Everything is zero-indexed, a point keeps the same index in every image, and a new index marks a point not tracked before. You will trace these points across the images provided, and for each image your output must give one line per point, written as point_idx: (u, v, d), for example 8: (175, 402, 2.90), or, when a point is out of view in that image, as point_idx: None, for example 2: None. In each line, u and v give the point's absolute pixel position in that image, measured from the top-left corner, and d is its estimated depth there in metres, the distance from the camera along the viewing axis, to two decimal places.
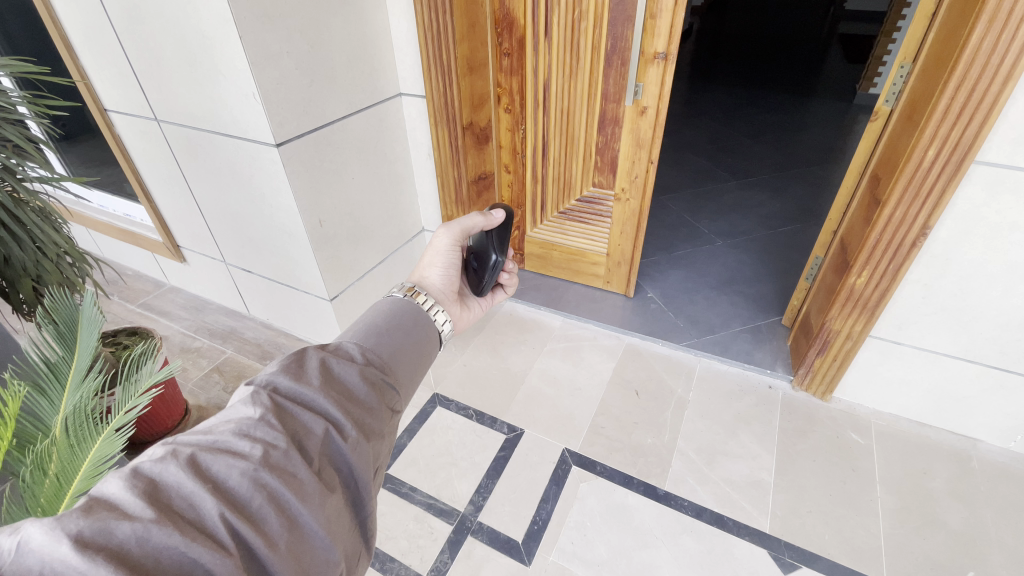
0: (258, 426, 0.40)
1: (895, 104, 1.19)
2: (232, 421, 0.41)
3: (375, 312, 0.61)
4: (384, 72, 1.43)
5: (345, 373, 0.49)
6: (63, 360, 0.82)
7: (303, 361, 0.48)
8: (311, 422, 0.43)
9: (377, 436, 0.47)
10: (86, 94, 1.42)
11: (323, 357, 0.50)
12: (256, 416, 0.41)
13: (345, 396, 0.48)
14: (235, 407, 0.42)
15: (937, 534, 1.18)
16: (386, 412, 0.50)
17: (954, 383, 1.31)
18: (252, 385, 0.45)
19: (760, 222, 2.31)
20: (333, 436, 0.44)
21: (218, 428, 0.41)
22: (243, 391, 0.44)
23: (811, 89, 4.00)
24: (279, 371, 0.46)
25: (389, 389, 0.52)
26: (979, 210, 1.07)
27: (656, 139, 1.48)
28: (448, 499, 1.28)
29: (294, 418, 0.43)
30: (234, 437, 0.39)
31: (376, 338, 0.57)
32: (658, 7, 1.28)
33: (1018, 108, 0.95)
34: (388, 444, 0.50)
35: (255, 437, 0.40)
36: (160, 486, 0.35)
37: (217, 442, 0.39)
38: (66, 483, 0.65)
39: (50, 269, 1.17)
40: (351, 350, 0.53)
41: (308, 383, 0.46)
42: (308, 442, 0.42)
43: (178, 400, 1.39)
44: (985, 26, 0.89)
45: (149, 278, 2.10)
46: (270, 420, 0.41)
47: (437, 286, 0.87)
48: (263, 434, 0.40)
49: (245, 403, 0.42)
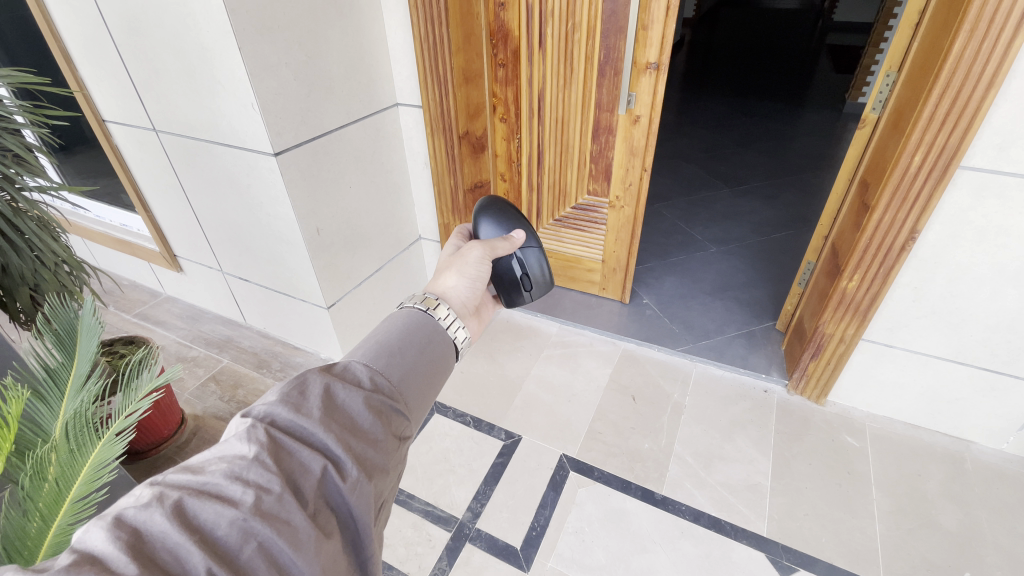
0: (250, 467, 0.40)
1: (882, 111, 1.22)
2: (225, 460, 0.41)
3: (388, 328, 0.61)
4: (381, 82, 1.45)
5: (349, 401, 0.49)
6: (63, 366, 0.83)
7: (305, 389, 0.48)
8: (309, 460, 0.43)
9: (380, 471, 0.47)
10: (85, 105, 1.44)
11: (327, 382, 0.49)
12: (249, 456, 0.41)
13: (347, 427, 0.47)
14: (230, 442, 0.42)
15: (933, 535, 1.19)
16: (391, 441, 0.49)
17: (946, 386, 1.33)
18: (250, 418, 0.44)
19: (753, 229, 2.33)
20: (332, 475, 0.43)
21: (211, 468, 0.40)
22: (239, 425, 0.44)
23: (801, 99, 4.06)
24: (279, 402, 0.46)
25: (395, 415, 0.52)
26: (965, 214, 1.10)
27: (649, 147, 1.50)
28: (445, 506, 1.28)
29: (291, 455, 0.43)
30: (226, 480, 0.39)
31: (387, 358, 0.57)
32: (650, 18, 1.30)
33: (1001, 114, 0.98)
34: (393, 475, 0.49)
35: (247, 480, 0.39)
36: (146, 536, 0.35)
37: (207, 486, 0.38)
38: (65, 488, 0.66)
39: (48, 277, 1.18)
40: (358, 373, 0.53)
41: (308, 415, 0.46)
42: (303, 483, 0.41)
43: (174, 409, 1.39)
44: (967, 36, 0.92)
45: (146, 288, 2.10)
46: (264, 459, 0.41)
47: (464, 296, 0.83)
48: (256, 477, 0.39)
49: (240, 439, 0.42)
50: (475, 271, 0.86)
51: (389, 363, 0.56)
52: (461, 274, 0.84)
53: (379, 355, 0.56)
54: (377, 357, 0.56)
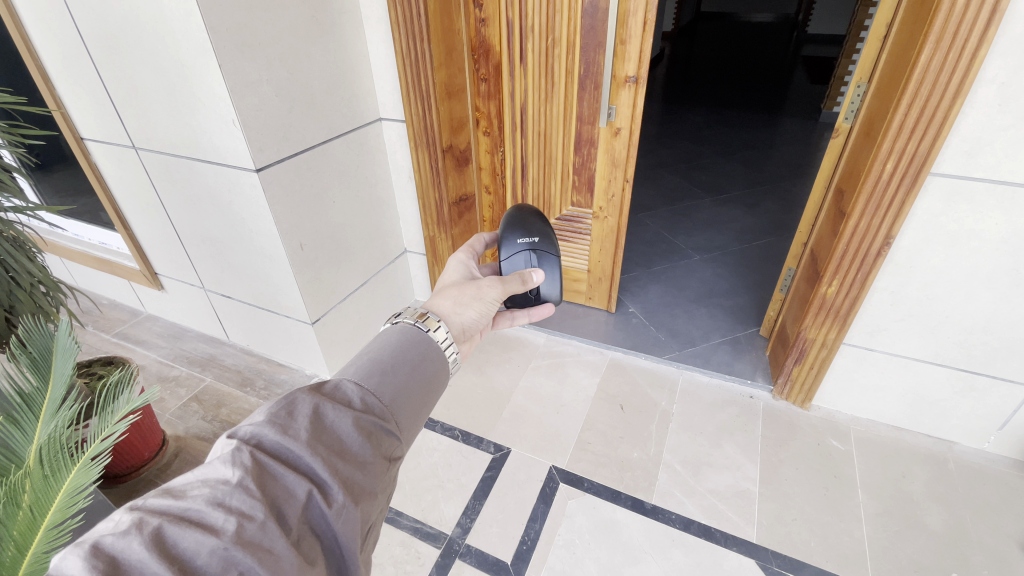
0: (234, 493, 0.39)
1: (854, 121, 1.26)
2: (208, 484, 0.40)
3: (382, 344, 0.60)
4: (364, 98, 1.46)
5: (339, 421, 0.48)
6: (37, 391, 0.82)
7: (293, 409, 0.47)
8: (295, 484, 0.42)
9: (368, 494, 0.46)
10: (63, 124, 1.42)
11: (317, 402, 0.49)
12: (233, 481, 0.40)
13: (335, 449, 0.46)
14: (214, 464, 0.41)
15: (919, 536, 1.20)
16: (380, 463, 0.49)
17: (927, 388, 1.35)
18: (236, 440, 0.44)
19: (735, 236, 2.37)
20: (317, 500, 0.42)
21: (193, 493, 0.39)
22: (224, 446, 0.43)
23: (778, 109, 4.16)
24: (266, 423, 0.45)
25: (385, 436, 0.51)
26: (937, 219, 1.13)
27: (631, 158, 1.53)
28: (434, 522, 1.26)
29: (276, 480, 0.42)
30: (208, 507, 0.38)
31: (380, 376, 0.55)
32: (628, 33, 1.34)
33: (968, 122, 1.01)
34: (382, 498, 0.48)
35: (229, 507, 0.38)
36: (122, 565, 0.34)
37: (188, 512, 0.38)
38: (40, 515, 0.64)
39: (23, 298, 1.16)
40: (349, 393, 0.52)
41: (296, 437, 0.45)
42: (287, 509, 0.41)
43: (155, 430, 1.36)
44: (934, 46, 0.95)
45: (125, 307, 2.06)
46: (247, 485, 0.40)
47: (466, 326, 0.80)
48: (238, 504, 0.39)
49: (224, 462, 0.41)
50: (484, 307, 0.82)
51: (382, 381, 0.55)
52: (468, 303, 0.79)
53: (372, 372, 0.55)
54: (370, 374, 0.55)
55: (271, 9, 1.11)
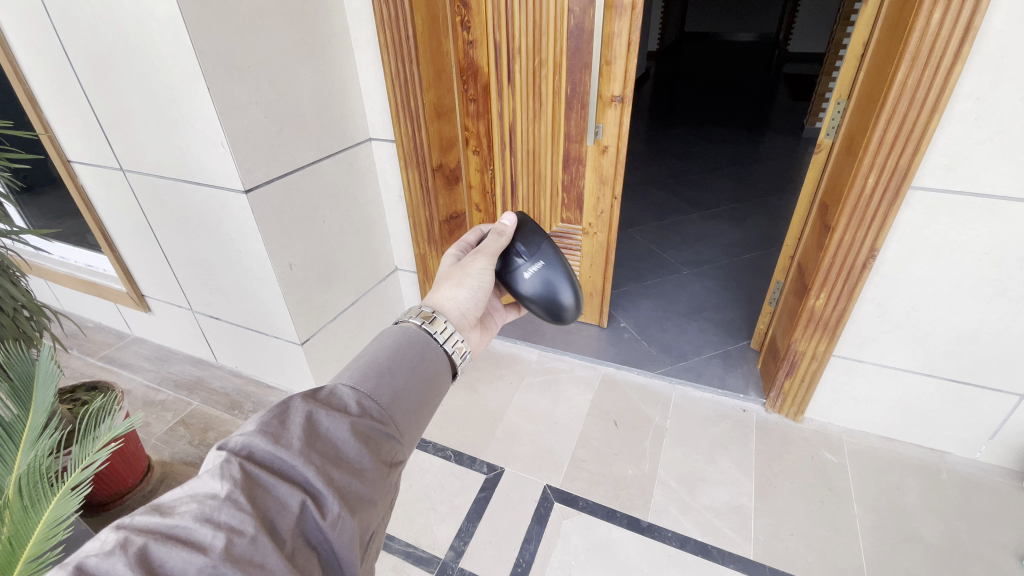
0: (222, 508, 0.38)
1: (835, 136, 1.29)
2: (196, 499, 0.39)
3: (380, 345, 0.58)
4: (353, 119, 1.47)
5: (333, 428, 0.47)
6: (17, 419, 0.80)
7: (286, 417, 0.46)
8: (287, 496, 0.41)
9: (365, 503, 0.45)
10: (50, 147, 1.41)
11: (310, 409, 0.48)
12: (221, 495, 0.39)
13: (330, 457, 0.45)
14: (202, 479, 0.40)
15: (916, 549, 1.20)
16: (379, 471, 0.48)
17: (917, 398, 1.36)
18: (226, 451, 0.43)
19: (724, 250, 2.39)
20: (311, 512, 0.42)
21: (181, 509, 0.39)
22: (214, 458, 0.42)
23: (762, 125, 4.25)
24: (257, 433, 0.44)
25: (383, 441, 0.50)
26: (920, 231, 1.15)
27: (619, 175, 1.55)
28: (427, 546, 1.23)
29: (267, 492, 0.41)
30: (195, 523, 0.37)
31: (377, 379, 0.54)
32: (613, 54, 1.37)
33: (946, 137, 1.04)
34: (382, 506, 0.48)
35: (218, 522, 0.37)
36: None
37: (176, 529, 0.37)
38: (19, 548, 0.62)
39: (6, 323, 1.14)
40: (344, 397, 0.51)
41: (288, 447, 0.44)
42: (280, 522, 0.40)
43: (140, 456, 1.33)
44: (909, 64, 0.98)
45: (111, 330, 2.02)
46: (236, 499, 0.39)
47: (464, 309, 0.81)
48: (227, 519, 0.38)
49: (213, 476, 0.40)
50: (478, 281, 0.82)
51: (379, 384, 0.54)
52: (461, 285, 0.81)
53: (368, 375, 0.54)
54: (367, 378, 0.54)
55: (260, 33, 1.13)
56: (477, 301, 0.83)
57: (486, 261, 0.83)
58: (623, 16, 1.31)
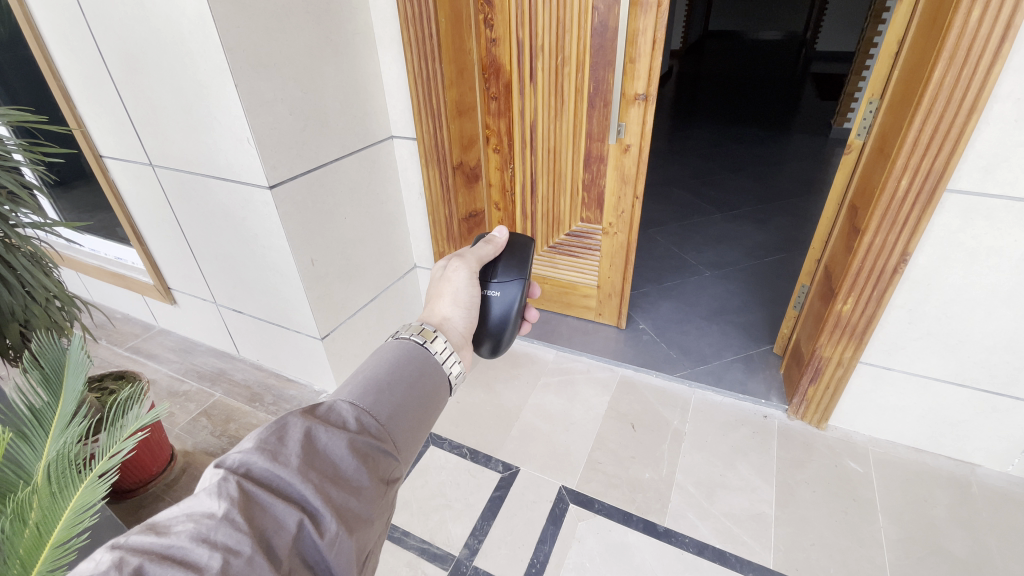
0: (219, 527, 0.38)
1: (867, 137, 1.25)
2: (193, 519, 0.39)
3: (379, 361, 0.58)
4: (376, 116, 1.48)
5: (331, 445, 0.47)
6: (47, 406, 0.83)
7: (284, 434, 0.46)
8: (284, 515, 0.41)
9: (363, 522, 0.45)
10: (83, 142, 1.45)
11: (309, 426, 0.48)
12: (218, 515, 0.39)
13: (328, 475, 0.45)
14: (199, 498, 0.40)
15: (942, 563, 1.16)
16: (377, 489, 0.48)
17: (947, 409, 1.31)
18: (224, 469, 0.43)
19: (745, 253, 2.35)
20: (308, 530, 0.42)
21: (177, 528, 0.38)
22: (211, 476, 0.42)
23: (787, 125, 4.17)
24: (255, 450, 0.44)
25: (381, 459, 0.50)
26: (955, 236, 1.10)
27: (640, 174, 1.53)
28: (441, 543, 1.24)
29: (264, 511, 0.41)
30: (192, 543, 0.37)
31: (376, 395, 0.54)
32: (637, 52, 1.35)
33: (984, 138, 1.00)
34: (379, 524, 0.47)
35: (215, 542, 0.37)
36: None
37: (172, 549, 0.37)
38: (45, 533, 0.63)
39: (38, 313, 1.17)
40: (343, 414, 0.51)
41: (286, 464, 0.44)
42: (276, 542, 0.40)
43: (164, 446, 1.36)
44: (946, 63, 0.94)
45: (138, 321, 2.07)
46: (234, 518, 0.39)
47: (459, 328, 0.82)
48: (224, 539, 0.38)
49: (211, 494, 0.40)
50: (467, 298, 0.83)
51: (378, 400, 0.54)
52: (456, 303, 0.82)
53: (367, 391, 0.54)
54: (365, 394, 0.54)
55: (286, 30, 1.14)
56: (471, 319, 0.84)
57: (469, 271, 0.84)
58: (648, 12, 1.29)
